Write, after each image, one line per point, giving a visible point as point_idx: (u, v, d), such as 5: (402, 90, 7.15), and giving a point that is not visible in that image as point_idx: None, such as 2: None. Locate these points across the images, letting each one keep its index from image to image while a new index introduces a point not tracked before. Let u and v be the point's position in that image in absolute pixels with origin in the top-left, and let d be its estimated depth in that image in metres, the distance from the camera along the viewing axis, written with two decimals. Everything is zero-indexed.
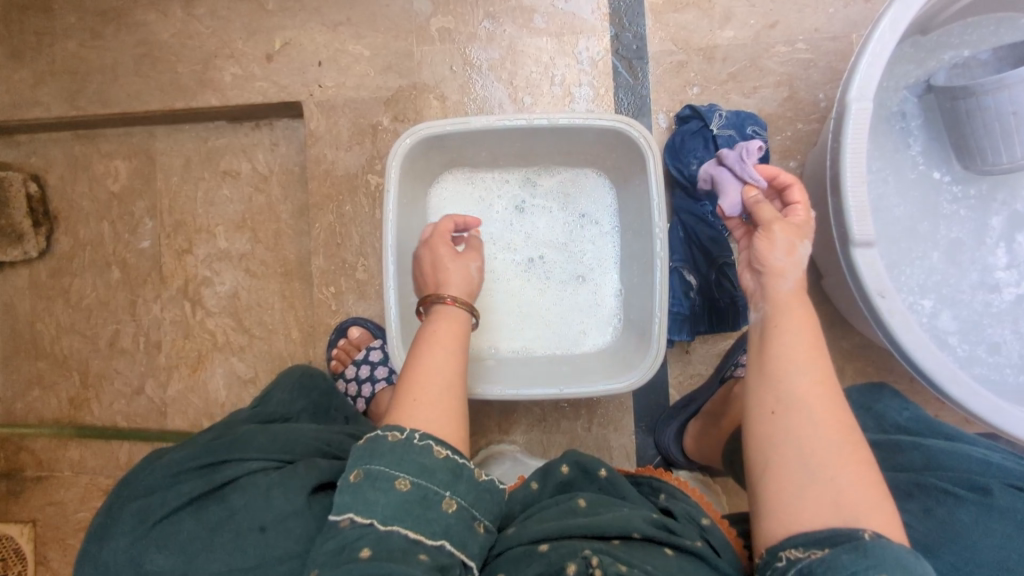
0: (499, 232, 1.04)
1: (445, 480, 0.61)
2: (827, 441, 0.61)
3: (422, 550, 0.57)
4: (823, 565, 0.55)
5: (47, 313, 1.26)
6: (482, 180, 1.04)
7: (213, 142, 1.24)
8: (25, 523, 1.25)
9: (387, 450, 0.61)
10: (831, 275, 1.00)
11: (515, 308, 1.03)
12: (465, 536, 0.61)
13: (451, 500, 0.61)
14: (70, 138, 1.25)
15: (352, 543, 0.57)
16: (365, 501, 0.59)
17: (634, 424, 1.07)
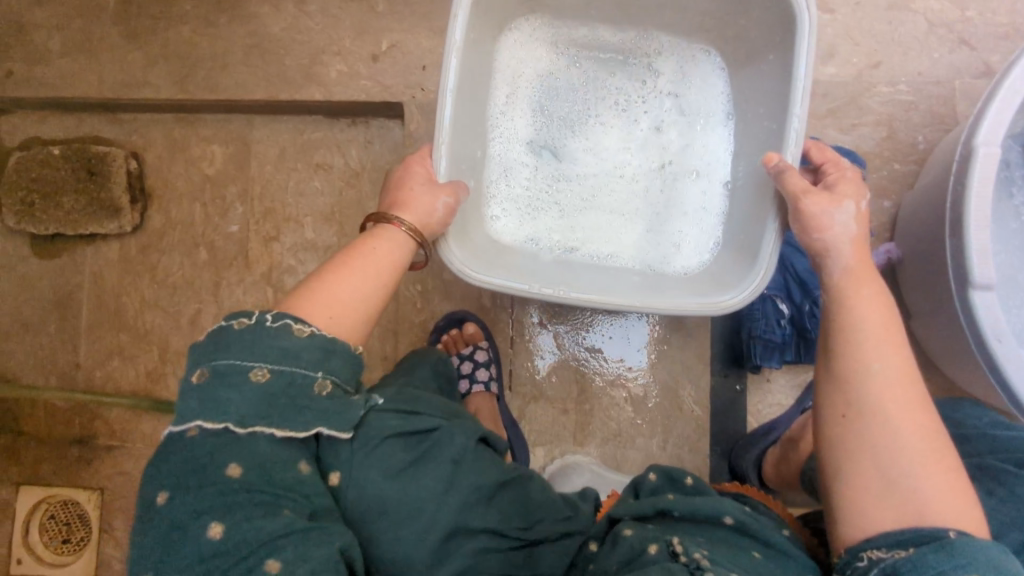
0: (588, 116, 1.01)
1: (313, 360, 0.59)
2: (911, 446, 0.62)
3: (234, 459, 0.55)
4: (910, 564, 0.57)
5: (133, 287, 1.29)
6: (574, 47, 1.00)
7: (309, 134, 1.27)
8: (93, 490, 1.28)
9: (236, 342, 0.57)
10: (923, 315, 1.01)
11: (597, 202, 0.99)
12: (291, 411, 0.58)
13: (260, 372, 0.57)
14: (172, 120, 1.29)
15: (214, 456, 0.55)
16: (217, 404, 0.56)
17: (710, 447, 1.10)
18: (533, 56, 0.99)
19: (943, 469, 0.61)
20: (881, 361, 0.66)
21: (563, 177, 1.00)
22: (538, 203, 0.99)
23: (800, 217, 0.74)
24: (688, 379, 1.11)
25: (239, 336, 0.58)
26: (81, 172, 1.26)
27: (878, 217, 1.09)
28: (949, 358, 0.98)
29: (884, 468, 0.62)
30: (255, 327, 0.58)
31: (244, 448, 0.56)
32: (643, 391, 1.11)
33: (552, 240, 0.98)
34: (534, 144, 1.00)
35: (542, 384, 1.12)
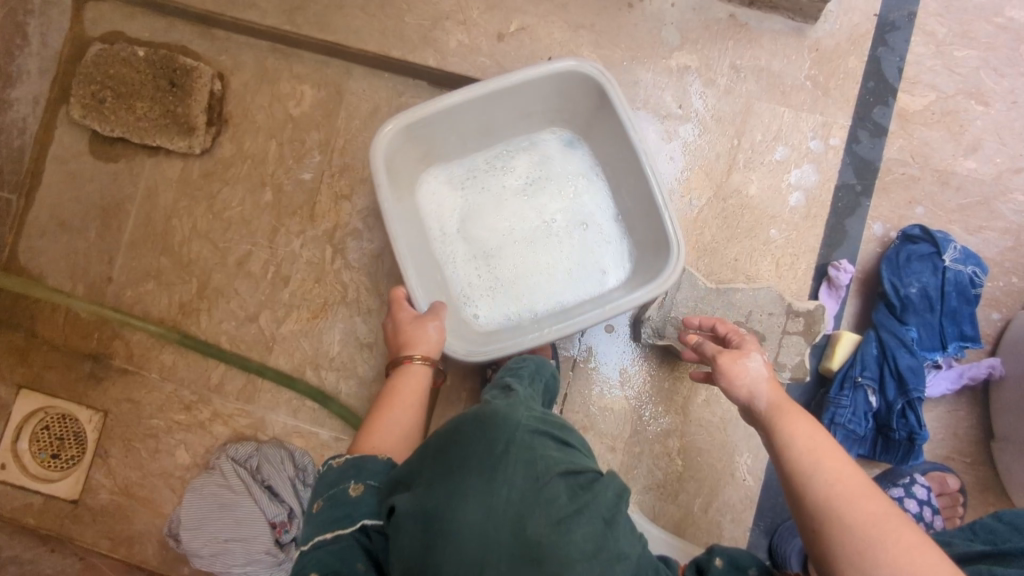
0: (496, 206, 1.04)
1: (352, 475, 0.72)
2: (875, 539, 0.61)
3: (313, 564, 0.65)
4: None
5: (185, 212, 1.22)
6: (464, 168, 1.05)
7: (407, 98, 1.19)
8: (96, 412, 1.21)
9: (316, 488, 0.73)
10: (1016, 441, 0.95)
11: (535, 271, 1.02)
12: (343, 509, 0.68)
13: (319, 500, 0.71)
14: (267, 49, 1.21)
15: (302, 569, 0.66)
16: (305, 535, 0.69)
17: (753, 520, 1.04)
18: (433, 188, 1.04)
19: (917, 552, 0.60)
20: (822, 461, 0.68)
21: (499, 259, 1.03)
22: (498, 292, 1.02)
23: (722, 379, 0.78)
24: (747, 447, 1.05)
25: (315, 484, 0.74)
26: (161, 81, 1.18)
27: (983, 327, 1.03)
28: None
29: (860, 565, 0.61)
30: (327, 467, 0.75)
31: (315, 552, 0.66)
32: (697, 449, 1.05)
33: (517, 314, 1.01)
34: (469, 251, 1.03)
35: (594, 417, 1.06)
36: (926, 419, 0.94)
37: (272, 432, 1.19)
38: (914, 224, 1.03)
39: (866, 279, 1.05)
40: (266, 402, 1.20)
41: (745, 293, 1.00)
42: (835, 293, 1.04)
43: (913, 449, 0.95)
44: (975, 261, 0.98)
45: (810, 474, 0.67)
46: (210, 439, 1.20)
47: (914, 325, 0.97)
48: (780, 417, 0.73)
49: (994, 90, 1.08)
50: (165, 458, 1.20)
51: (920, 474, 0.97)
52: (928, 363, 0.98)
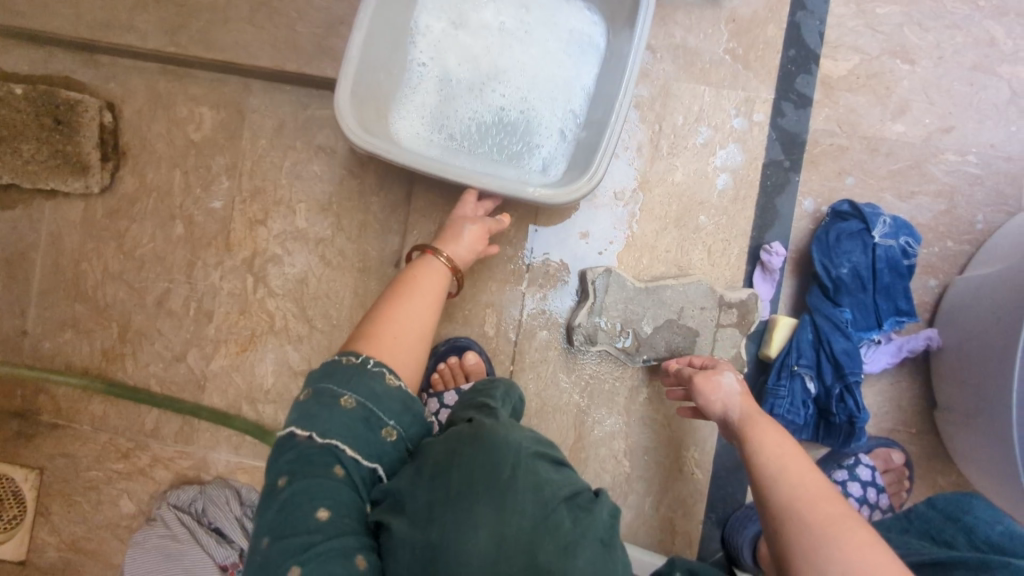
0: (461, 87, 1.02)
1: (392, 409, 0.64)
2: (827, 534, 0.63)
3: (337, 460, 0.60)
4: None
5: (94, 255, 1.15)
6: (410, 84, 1.01)
7: (313, 111, 1.12)
8: (31, 470, 1.17)
9: (340, 371, 0.64)
10: (955, 413, 0.94)
11: (544, 99, 1.03)
12: (368, 434, 0.62)
13: (349, 399, 0.62)
14: (157, 71, 1.13)
15: (315, 456, 0.60)
16: (312, 416, 0.62)
17: (704, 512, 1.03)
18: (411, 130, 1.01)
19: (873, 546, 0.62)
20: (787, 468, 0.72)
21: (509, 104, 1.03)
22: (541, 139, 1.02)
23: (699, 398, 0.85)
24: (694, 440, 1.03)
25: (343, 369, 0.65)
26: (46, 119, 1.11)
27: (920, 295, 1.01)
28: (972, 463, 0.91)
29: (811, 560, 0.63)
30: (356, 365, 0.65)
31: (337, 455, 0.61)
32: (643, 448, 1.03)
33: (566, 120, 1.03)
34: (486, 139, 1.02)
35: (536, 425, 1.04)
36: (864, 401, 0.92)
37: (215, 472, 1.16)
38: (844, 200, 1.00)
39: (802, 259, 1.02)
40: (205, 442, 1.16)
41: (676, 289, 0.97)
42: (769, 276, 1.01)
43: (856, 432, 0.92)
44: (908, 235, 0.96)
45: (779, 479, 0.71)
46: (153, 485, 1.16)
47: (848, 306, 0.95)
48: (754, 428, 0.79)
49: (920, 47, 1.03)
50: (108, 509, 1.17)
51: (863, 453, 0.98)
52: (865, 342, 0.97)
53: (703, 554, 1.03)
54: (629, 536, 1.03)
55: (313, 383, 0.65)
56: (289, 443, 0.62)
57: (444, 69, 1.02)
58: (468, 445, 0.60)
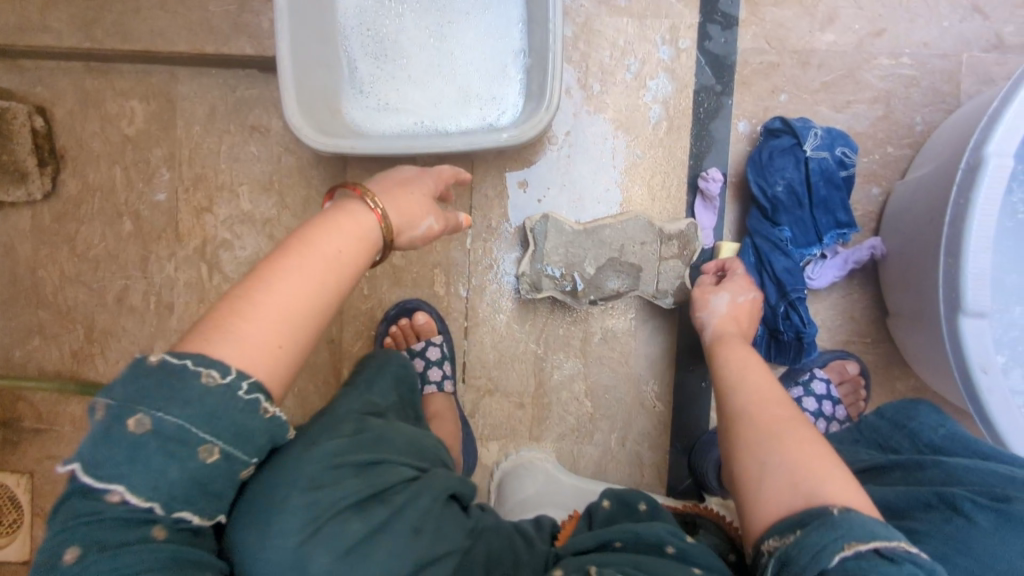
0: (402, 49, 0.98)
1: (258, 448, 0.49)
2: (774, 435, 0.66)
3: (162, 521, 0.47)
4: (795, 548, 0.55)
5: (49, 260, 1.17)
6: (349, 61, 0.98)
7: (242, 92, 1.12)
8: (22, 474, 1.20)
9: (195, 399, 0.46)
10: (902, 318, 0.94)
11: (484, 34, 0.98)
12: (219, 487, 0.49)
13: (211, 449, 0.47)
14: (82, 70, 1.12)
15: (139, 518, 0.46)
16: (146, 466, 0.45)
17: (669, 442, 1.05)
18: (366, 110, 0.99)
19: (806, 444, 0.64)
20: (750, 379, 0.76)
21: (450, 46, 0.98)
22: (496, 72, 0.98)
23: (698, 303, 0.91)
24: (651, 374, 1.04)
25: (198, 393, 0.46)
26: None
27: (864, 205, 1.00)
28: (922, 363, 0.92)
29: (757, 454, 0.65)
30: (224, 389, 0.47)
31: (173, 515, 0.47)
32: (603, 387, 1.04)
33: (512, 44, 0.98)
34: (442, 91, 0.98)
35: (496, 376, 1.05)
36: (809, 315, 0.93)
37: None
38: (778, 116, 0.99)
39: (741, 183, 1.02)
40: None
41: (614, 227, 0.97)
42: (709, 205, 1.00)
43: (807, 346, 0.94)
44: (846, 147, 0.94)
45: (740, 388, 0.75)
46: None
47: (787, 224, 0.95)
48: (730, 342, 0.84)
49: None
50: None
51: (817, 368, 0.99)
52: (809, 258, 0.96)
53: (671, 482, 1.05)
54: (598, 474, 1.05)
55: (145, 409, 0.45)
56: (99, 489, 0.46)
57: (375, 33, 0.98)
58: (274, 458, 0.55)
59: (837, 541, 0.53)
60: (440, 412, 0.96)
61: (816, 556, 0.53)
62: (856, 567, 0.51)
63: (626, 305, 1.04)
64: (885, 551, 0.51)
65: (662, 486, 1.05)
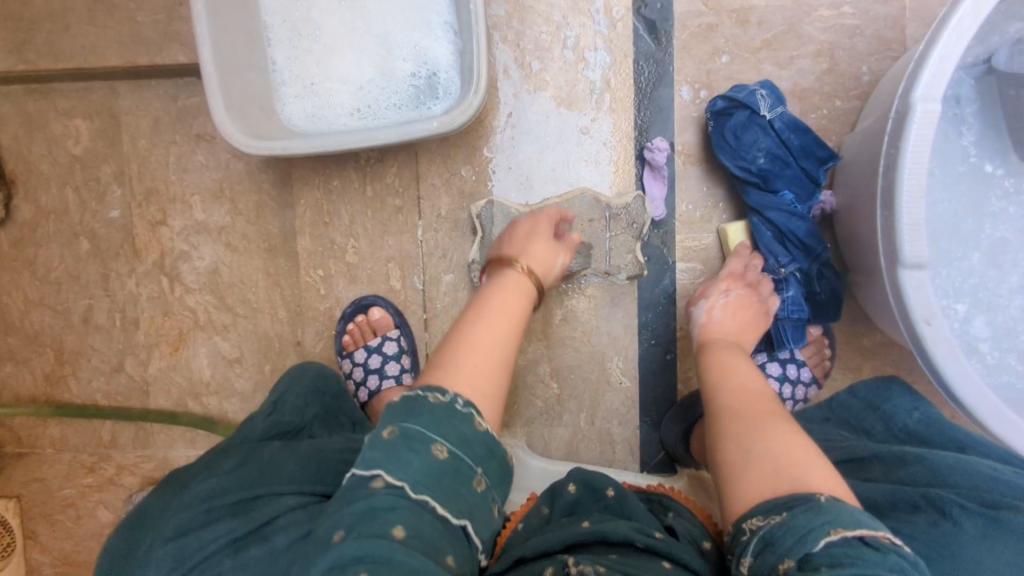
0: (329, 44, 0.98)
1: (479, 454, 0.61)
2: (760, 426, 0.68)
3: (399, 521, 0.54)
4: (782, 529, 0.55)
5: (14, 286, 1.17)
6: (281, 65, 0.98)
7: (184, 101, 1.11)
8: (9, 499, 1.21)
9: (426, 412, 0.60)
10: (859, 273, 0.93)
11: (408, 18, 0.97)
12: (456, 488, 0.58)
13: (441, 446, 0.59)
14: (23, 92, 1.12)
15: (384, 512, 0.54)
16: (398, 460, 0.57)
17: (639, 418, 1.04)
18: (303, 111, 0.98)
19: (787, 435, 0.66)
20: (741, 376, 0.78)
21: (379, 39, 0.98)
22: (427, 55, 0.97)
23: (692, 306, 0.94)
24: (615, 350, 1.03)
25: (428, 409, 0.61)
26: None
27: None
28: (881, 317, 0.91)
29: (742, 443, 0.67)
30: (445, 404, 0.62)
31: (410, 510, 0.55)
32: (568, 367, 1.04)
33: (441, 28, 0.97)
34: (375, 84, 0.98)
35: None
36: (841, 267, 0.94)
37: None
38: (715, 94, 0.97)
39: (688, 150, 1.00)
40: (162, 443, 1.19)
41: (561, 208, 1.00)
42: (658, 175, 1.00)
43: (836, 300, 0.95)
44: (786, 104, 0.95)
45: (727, 381, 0.78)
46: (123, 492, 1.19)
47: (784, 188, 0.94)
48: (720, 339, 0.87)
49: None
50: (89, 521, 1.20)
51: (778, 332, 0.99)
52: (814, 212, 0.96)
53: (644, 457, 1.04)
54: (572, 455, 1.04)
55: (395, 422, 0.60)
56: (361, 482, 0.57)
57: (303, 36, 0.98)
58: (227, 482, 0.67)
59: (824, 526, 0.53)
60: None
61: (802, 538, 0.53)
62: (842, 554, 0.51)
63: (584, 284, 1.02)
64: (870, 541, 0.51)
65: (635, 462, 1.04)
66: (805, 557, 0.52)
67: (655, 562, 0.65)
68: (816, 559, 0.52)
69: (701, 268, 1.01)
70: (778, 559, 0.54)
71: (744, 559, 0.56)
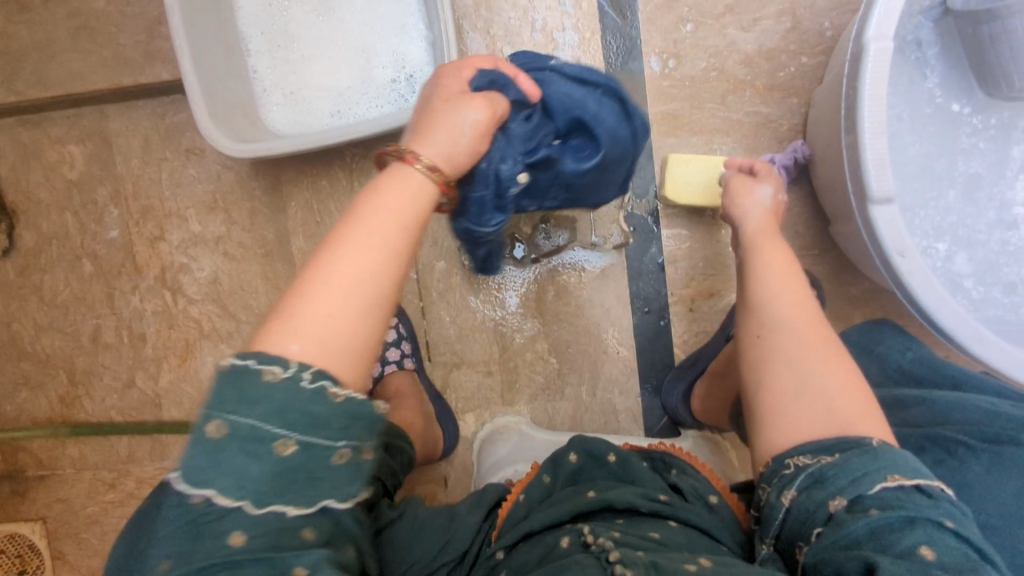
0: (305, 48, 1.01)
1: (338, 430, 0.48)
2: (817, 354, 0.68)
3: (235, 526, 0.47)
4: (836, 470, 0.59)
5: (23, 313, 1.21)
6: (261, 73, 1.01)
7: (171, 118, 1.14)
8: (35, 521, 1.24)
9: (261, 393, 0.46)
10: (839, 222, 0.95)
11: (379, 16, 1.00)
12: (315, 474, 0.48)
13: (281, 441, 0.47)
14: (16, 124, 1.16)
15: (220, 524, 0.47)
16: (230, 467, 0.47)
17: (639, 385, 1.06)
18: (285, 117, 1.01)
19: (845, 372, 0.66)
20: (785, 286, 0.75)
21: (354, 41, 1.01)
22: (402, 53, 1.00)
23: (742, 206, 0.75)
24: (609, 321, 1.05)
25: (265, 390, 0.47)
26: None
27: (789, 119, 1.00)
28: (864, 262, 0.92)
29: (797, 371, 0.67)
30: (285, 382, 0.47)
31: (260, 523, 0.47)
32: (565, 342, 1.06)
33: (414, 25, 1.00)
34: (353, 86, 1.01)
35: (460, 350, 1.08)
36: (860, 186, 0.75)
37: None
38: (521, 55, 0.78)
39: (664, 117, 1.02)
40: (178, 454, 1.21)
41: None
42: None
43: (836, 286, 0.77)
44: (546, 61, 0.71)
45: (775, 297, 0.74)
46: None
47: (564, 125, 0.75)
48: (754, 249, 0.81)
49: None
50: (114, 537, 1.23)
51: None
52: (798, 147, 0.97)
53: (648, 423, 1.06)
54: (576, 428, 1.06)
55: (222, 418, 0.46)
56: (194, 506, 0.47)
57: (280, 44, 1.01)
58: None
59: (881, 471, 0.57)
60: (402, 389, 1.00)
61: (855, 480, 0.57)
62: (893, 498, 0.56)
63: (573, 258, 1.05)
64: (923, 487, 0.56)
65: (639, 429, 1.06)
66: (856, 499, 0.57)
67: (662, 524, 0.70)
68: (866, 501, 0.56)
69: (685, 233, 1.04)
70: (828, 496, 0.58)
71: (788, 493, 0.60)
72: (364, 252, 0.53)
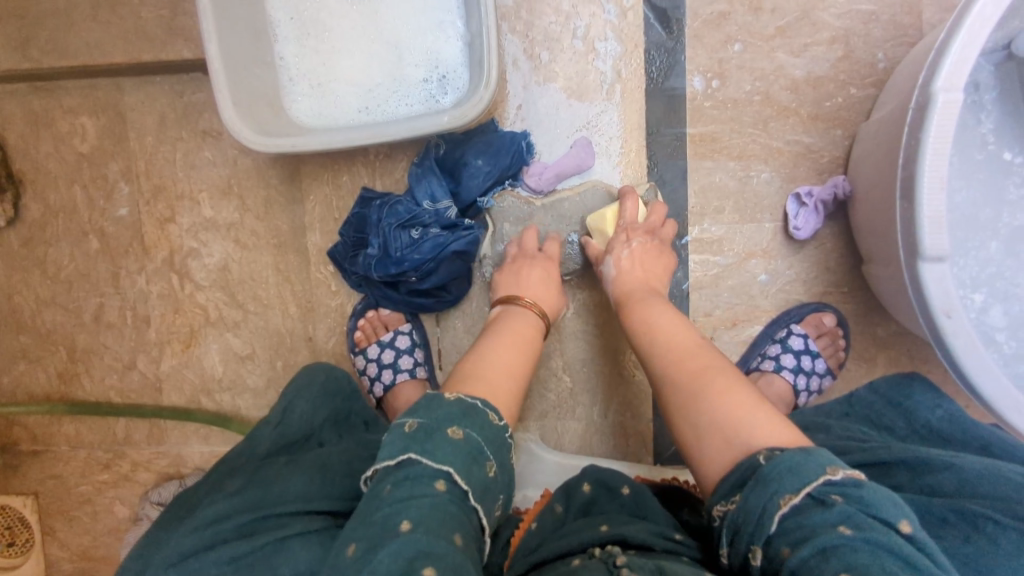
0: (336, 37, 0.97)
1: (479, 438, 0.65)
2: (703, 388, 0.68)
3: (405, 516, 0.57)
4: (742, 514, 0.57)
5: (25, 286, 1.17)
6: (288, 61, 0.97)
7: (190, 96, 1.10)
8: (26, 496, 1.21)
9: (444, 407, 0.66)
10: (874, 263, 0.91)
11: (416, 11, 0.96)
12: (471, 464, 0.63)
13: (455, 433, 0.64)
14: (27, 91, 1.12)
15: (397, 510, 0.58)
16: (422, 447, 0.62)
17: (652, 410, 1.04)
18: (310, 108, 0.98)
19: (732, 393, 0.66)
20: (668, 330, 0.77)
21: (387, 35, 0.97)
22: (435, 51, 0.96)
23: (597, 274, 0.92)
24: (627, 343, 1.03)
25: (449, 407, 0.66)
26: None
27: (831, 151, 0.97)
28: (897, 308, 0.89)
29: (689, 415, 0.67)
30: (498, 425, 0.68)
31: (437, 504, 0.59)
32: (580, 361, 1.04)
33: (451, 24, 0.96)
34: (383, 81, 0.97)
35: None
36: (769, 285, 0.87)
37: (193, 463, 1.19)
38: (480, 140, 0.96)
39: (701, 138, 0.98)
40: (176, 439, 1.19)
41: (573, 200, 0.99)
42: (670, 165, 0.99)
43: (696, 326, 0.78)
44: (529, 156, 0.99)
45: (655, 346, 0.76)
46: (139, 488, 1.20)
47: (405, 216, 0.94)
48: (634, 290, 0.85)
49: None
50: (106, 517, 1.21)
51: (795, 324, 0.98)
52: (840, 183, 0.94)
53: (658, 448, 1.04)
54: (584, 448, 1.04)
55: (459, 424, 0.65)
56: (396, 474, 0.62)
57: (311, 30, 0.97)
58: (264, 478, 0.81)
59: (772, 500, 0.55)
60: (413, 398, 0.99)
61: (759, 519, 0.56)
62: (796, 523, 0.54)
63: (595, 276, 1.02)
64: (816, 495, 0.54)
65: (648, 454, 1.04)
66: (768, 542, 0.55)
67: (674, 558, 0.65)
68: (776, 540, 0.54)
69: (715, 259, 0.99)
70: (747, 548, 0.56)
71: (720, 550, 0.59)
72: (519, 358, 0.79)
